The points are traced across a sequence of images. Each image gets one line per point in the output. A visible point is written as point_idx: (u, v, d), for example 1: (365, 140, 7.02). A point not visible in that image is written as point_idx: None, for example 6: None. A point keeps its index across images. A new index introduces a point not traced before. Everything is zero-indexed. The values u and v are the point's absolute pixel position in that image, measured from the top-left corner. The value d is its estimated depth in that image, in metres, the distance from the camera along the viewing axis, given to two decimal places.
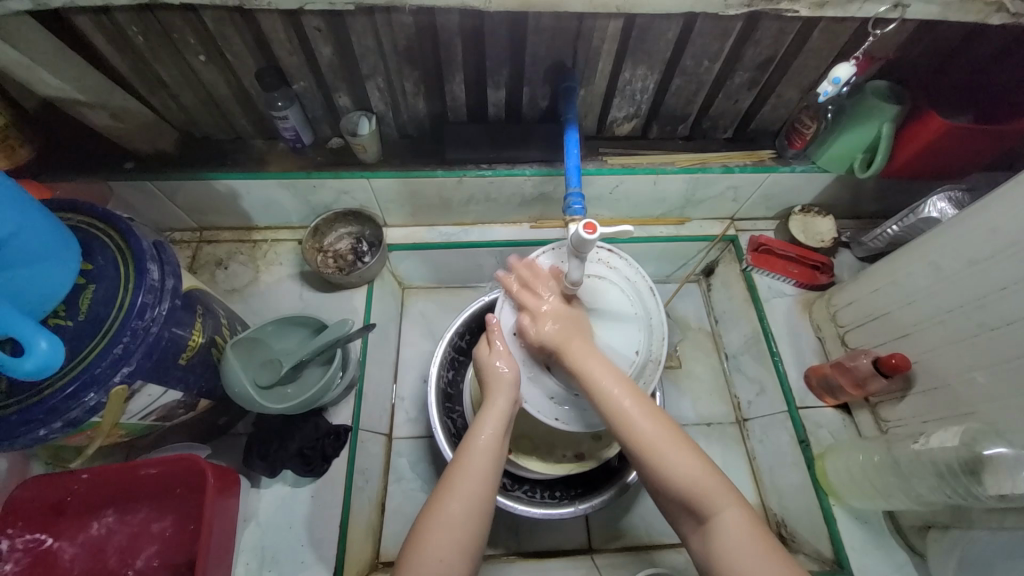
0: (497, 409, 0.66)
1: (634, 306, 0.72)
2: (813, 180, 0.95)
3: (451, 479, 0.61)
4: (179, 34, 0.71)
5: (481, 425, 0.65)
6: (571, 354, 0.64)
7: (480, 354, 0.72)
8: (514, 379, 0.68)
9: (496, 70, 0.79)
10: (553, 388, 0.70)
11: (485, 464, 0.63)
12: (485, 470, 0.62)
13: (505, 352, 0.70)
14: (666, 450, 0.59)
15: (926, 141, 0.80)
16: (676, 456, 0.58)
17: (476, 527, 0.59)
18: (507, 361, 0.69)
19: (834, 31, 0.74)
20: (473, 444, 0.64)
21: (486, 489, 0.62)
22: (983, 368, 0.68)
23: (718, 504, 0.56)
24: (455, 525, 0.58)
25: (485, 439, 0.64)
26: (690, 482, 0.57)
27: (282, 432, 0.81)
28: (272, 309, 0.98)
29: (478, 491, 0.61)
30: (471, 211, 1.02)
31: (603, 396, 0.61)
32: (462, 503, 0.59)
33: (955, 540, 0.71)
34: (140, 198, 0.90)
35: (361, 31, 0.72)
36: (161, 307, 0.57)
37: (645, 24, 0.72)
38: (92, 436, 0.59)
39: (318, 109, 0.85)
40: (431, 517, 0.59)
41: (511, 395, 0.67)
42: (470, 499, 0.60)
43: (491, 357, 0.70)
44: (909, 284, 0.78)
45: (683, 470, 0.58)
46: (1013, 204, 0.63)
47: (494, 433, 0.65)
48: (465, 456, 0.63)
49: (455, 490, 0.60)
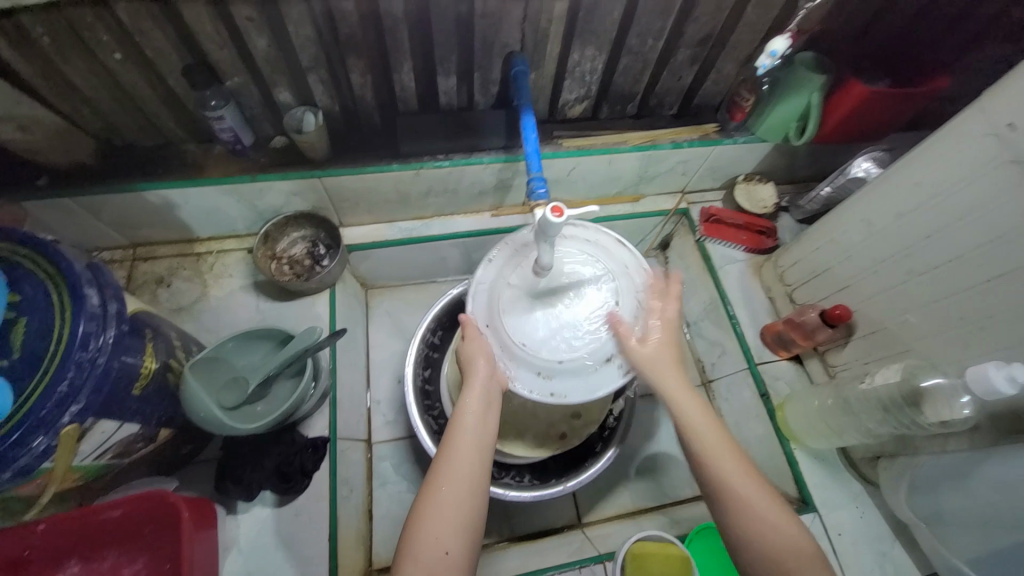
0: (480, 390, 0.65)
1: (601, 262, 0.70)
2: (754, 150, 1.01)
3: (442, 459, 0.60)
4: (89, 31, 0.64)
5: (466, 400, 0.64)
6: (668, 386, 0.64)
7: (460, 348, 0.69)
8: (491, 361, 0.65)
9: (445, 56, 0.77)
10: (538, 362, 0.64)
11: (472, 444, 0.62)
12: (473, 446, 0.62)
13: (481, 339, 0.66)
14: (763, 518, 0.56)
15: (848, 110, 0.87)
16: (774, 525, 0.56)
17: (470, 504, 0.58)
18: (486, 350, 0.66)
19: (766, 6, 0.78)
20: (460, 424, 0.63)
21: (477, 463, 0.61)
22: (914, 310, 0.76)
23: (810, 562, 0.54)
24: (449, 504, 0.58)
25: (471, 416, 0.63)
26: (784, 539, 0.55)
27: (257, 451, 0.76)
28: (227, 325, 0.92)
29: (467, 468, 0.60)
30: (429, 205, 1.00)
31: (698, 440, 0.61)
32: (453, 483, 0.59)
33: (903, 466, 0.79)
34: (59, 218, 0.81)
35: (298, 20, 0.67)
36: (107, 335, 0.52)
37: (590, 4, 0.73)
38: (44, 484, 0.54)
39: (257, 107, 0.80)
40: (425, 500, 0.58)
41: (490, 372, 0.65)
42: (461, 480, 0.59)
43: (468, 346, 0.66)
44: (846, 241, 0.85)
45: (779, 538, 0.55)
46: (931, 161, 0.70)
47: (482, 412, 0.64)
48: (452, 438, 0.62)
49: (445, 472, 0.59)
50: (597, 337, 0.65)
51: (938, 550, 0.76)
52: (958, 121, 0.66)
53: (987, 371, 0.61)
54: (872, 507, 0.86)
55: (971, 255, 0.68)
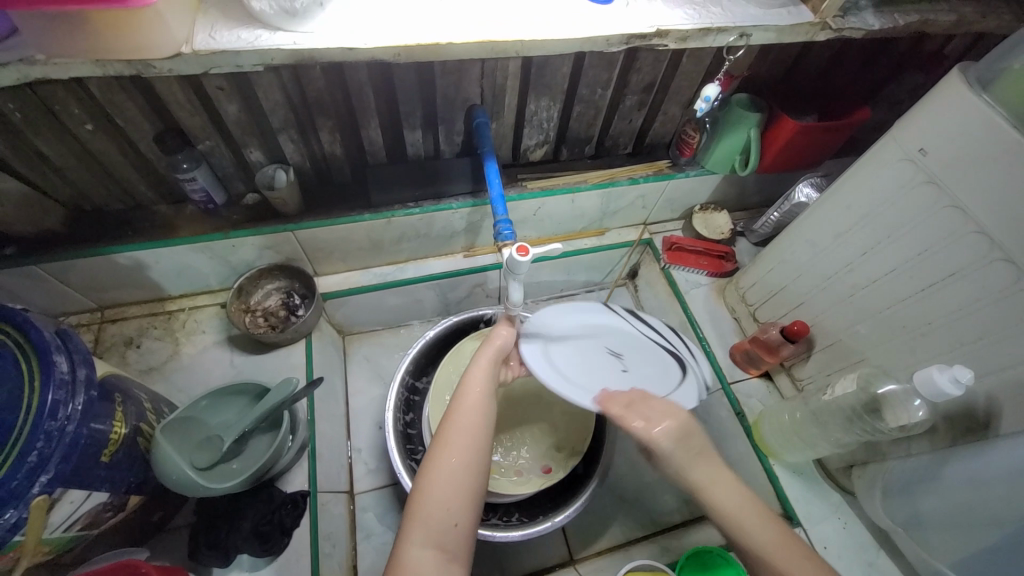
0: (481, 369, 0.68)
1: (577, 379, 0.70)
2: (705, 181, 1.08)
3: (445, 429, 0.60)
4: (61, 106, 0.66)
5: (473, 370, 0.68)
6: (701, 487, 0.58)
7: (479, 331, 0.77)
8: (500, 345, 0.72)
9: (410, 113, 0.82)
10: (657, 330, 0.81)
11: (477, 413, 0.62)
12: (480, 411, 0.62)
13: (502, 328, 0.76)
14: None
15: (785, 141, 0.95)
16: None
17: (473, 469, 0.58)
18: (501, 337, 0.74)
19: (699, 56, 0.86)
20: (463, 395, 0.64)
21: (483, 425, 0.61)
22: (864, 322, 0.82)
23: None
24: (454, 471, 0.57)
25: (474, 386, 0.65)
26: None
27: (231, 513, 0.74)
28: (200, 382, 0.91)
29: (473, 426, 0.60)
30: (403, 250, 1.03)
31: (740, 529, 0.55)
32: (459, 449, 0.58)
33: (875, 474, 0.82)
34: (25, 285, 0.80)
35: (268, 88, 0.71)
36: (76, 402, 0.52)
37: (541, 62, 0.79)
38: (18, 557, 0.51)
39: (228, 166, 0.83)
40: (428, 473, 0.57)
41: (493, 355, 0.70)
42: (465, 445, 0.58)
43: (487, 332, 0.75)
44: (796, 262, 0.91)
45: None
46: (859, 185, 0.76)
47: (486, 387, 0.65)
48: (455, 410, 0.62)
49: (450, 441, 0.59)
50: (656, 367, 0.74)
51: (920, 555, 0.77)
52: (876, 150, 0.73)
53: (933, 374, 0.65)
54: (853, 517, 0.88)
55: (905, 268, 0.74)
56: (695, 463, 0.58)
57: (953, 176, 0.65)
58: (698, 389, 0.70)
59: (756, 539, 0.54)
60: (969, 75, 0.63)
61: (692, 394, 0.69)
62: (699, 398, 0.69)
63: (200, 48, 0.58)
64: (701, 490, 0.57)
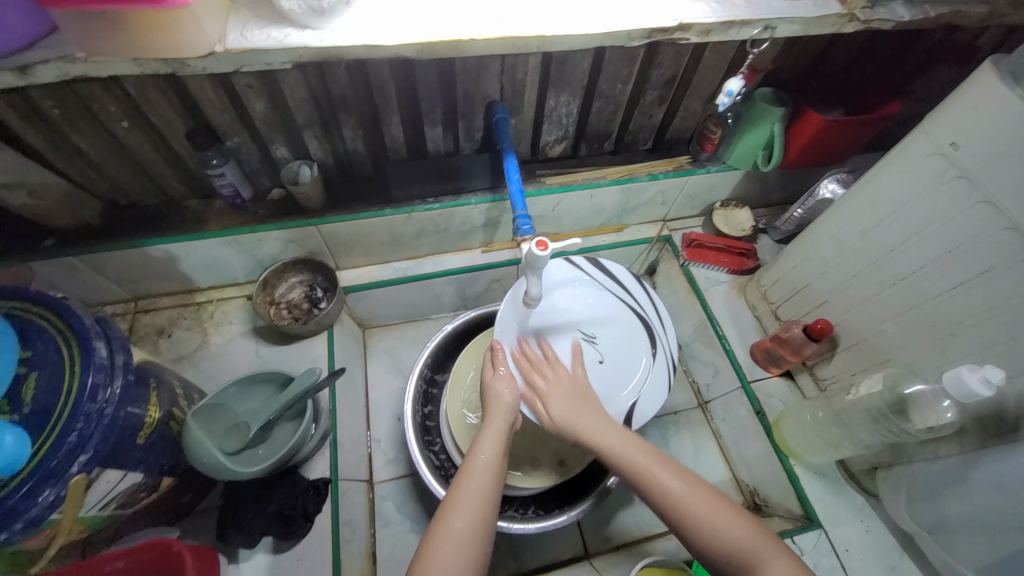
0: (495, 431, 0.68)
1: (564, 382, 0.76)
2: (727, 177, 1.06)
3: (455, 493, 0.62)
4: (98, 103, 0.69)
5: (484, 439, 0.67)
6: (577, 426, 0.69)
7: (485, 378, 0.75)
8: (514, 401, 0.71)
9: (430, 109, 0.83)
10: (632, 307, 0.84)
11: (487, 478, 0.64)
12: (489, 482, 0.63)
13: (507, 376, 0.73)
14: (687, 492, 0.61)
15: (810, 136, 0.93)
16: (710, 509, 0.59)
17: (478, 537, 0.59)
18: (510, 387, 0.72)
19: (722, 50, 0.85)
20: (475, 460, 0.65)
21: (491, 496, 0.62)
22: (890, 320, 0.80)
23: (766, 560, 0.55)
24: (460, 537, 0.58)
25: (487, 452, 0.66)
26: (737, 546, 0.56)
27: (258, 496, 0.76)
28: (227, 371, 0.94)
29: (481, 496, 0.62)
30: (422, 245, 1.04)
31: (614, 455, 0.66)
32: (466, 516, 0.60)
33: (900, 476, 0.80)
34: (65, 276, 0.85)
35: (293, 85, 0.73)
36: (114, 386, 0.54)
37: (561, 57, 0.79)
38: (52, 535, 0.55)
39: (255, 162, 0.85)
40: (434, 536, 0.58)
41: (510, 416, 0.70)
42: (472, 513, 0.60)
43: (495, 378, 0.73)
44: (820, 259, 0.89)
45: (717, 521, 0.58)
46: (888, 180, 0.74)
47: (496, 451, 0.66)
48: (466, 473, 0.64)
49: (459, 505, 0.60)
50: (632, 349, 0.81)
51: (944, 559, 0.76)
52: (905, 145, 0.71)
53: (962, 374, 0.64)
54: (876, 520, 0.86)
55: (933, 266, 0.72)
56: (569, 406, 0.71)
57: (986, 171, 0.63)
58: (665, 376, 0.81)
59: (630, 454, 0.66)
60: (1002, 67, 0.60)
61: (660, 376, 0.81)
62: (668, 381, 0.81)
63: (232, 46, 0.59)
64: (582, 427, 0.69)
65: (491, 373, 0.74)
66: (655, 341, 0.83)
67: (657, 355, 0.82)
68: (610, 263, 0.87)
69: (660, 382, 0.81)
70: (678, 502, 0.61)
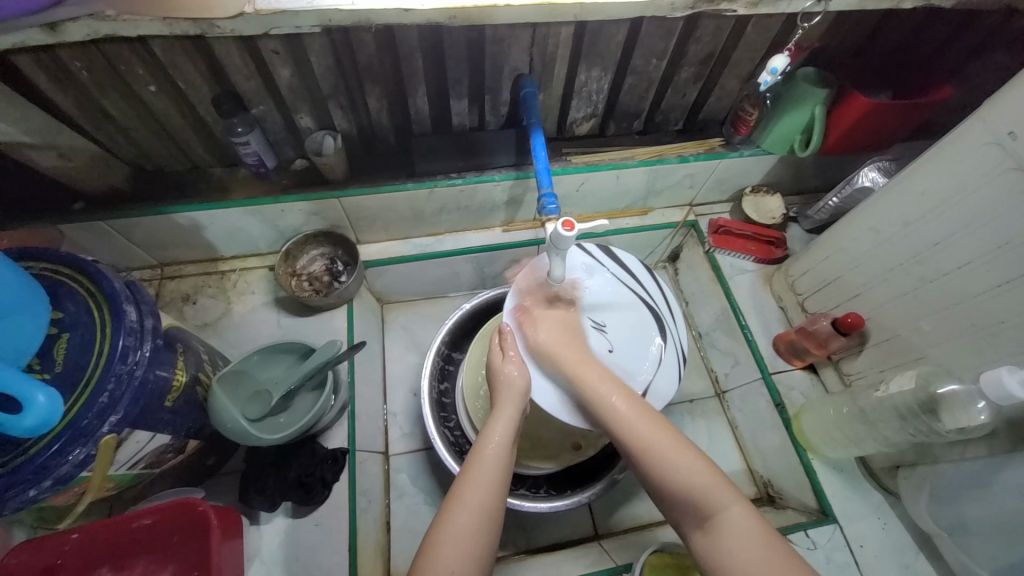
0: (501, 426, 0.68)
1: None
2: (760, 162, 1.02)
3: (460, 489, 0.63)
4: (126, 66, 0.68)
5: (489, 434, 0.67)
6: (567, 360, 0.70)
7: (493, 365, 0.74)
8: (523, 388, 0.71)
9: (457, 81, 0.81)
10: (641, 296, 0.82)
11: (495, 472, 0.64)
12: (495, 477, 0.64)
13: (515, 358, 0.73)
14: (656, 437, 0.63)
15: (853, 120, 0.88)
16: (676, 455, 0.62)
17: (486, 533, 0.60)
18: (520, 368, 0.72)
19: (766, 25, 0.80)
20: (480, 456, 0.65)
21: (497, 493, 0.63)
22: (927, 317, 0.77)
23: (725, 502, 0.58)
24: (467, 535, 0.59)
25: (492, 448, 0.66)
26: (701, 488, 0.59)
27: (278, 463, 0.78)
28: (249, 340, 0.95)
29: (489, 494, 0.62)
30: (443, 221, 1.03)
31: (593, 396, 0.67)
32: (473, 513, 0.60)
33: (921, 477, 0.78)
34: (94, 240, 0.86)
35: (319, 52, 0.71)
36: (143, 349, 0.55)
37: (595, 29, 0.76)
38: (80, 492, 0.57)
39: (279, 131, 0.84)
40: (440, 531, 0.59)
41: (519, 403, 0.70)
42: (478, 510, 0.61)
43: (503, 364, 0.72)
44: (855, 250, 0.86)
45: (683, 467, 0.61)
46: (937, 169, 0.70)
47: (503, 445, 0.67)
48: (471, 469, 0.64)
49: (465, 501, 0.61)
50: (642, 338, 0.78)
51: (962, 562, 0.74)
52: (958, 132, 0.67)
53: (1001, 376, 0.61)
54: (894, 518, 0.85)
55: (979, 263, 0.68)
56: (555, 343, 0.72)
57: None
58: (677, 365, 0.78)
59: (606, 395, 0.67)
60: None
61: (672, 368, 0.78)
62: (679, 374, 0.78)
63: (262, 7, 0.58)
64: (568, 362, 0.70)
65: (500, 359, 0.73)
66: (666, 332, 0.80)
67: (668, 346, 0.79)
68: (622, 253, 0.87)
69: (672, 373, 0.77)
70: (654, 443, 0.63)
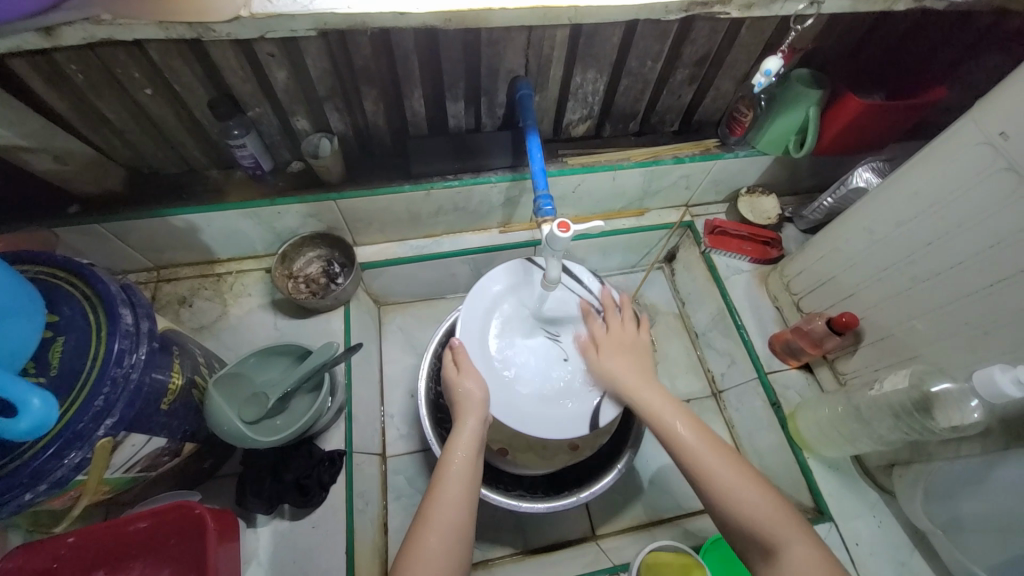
0: (464, 436, 0.70)
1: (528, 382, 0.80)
2: (755, 163, 1.03)
3: (428, 508, 0.62)
4: (122, 69, 0.68)
5: (455, 444, 0.69)
6: (631, 385, 0.73)
7: (450, 378, 0.78)
8: (481, 399, 0.74)
9: (453, 83, 0.81)
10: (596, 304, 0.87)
11: (461, 488, 0.64)
12: (461, 490, 0.64)
13: (470, 372, 0.76)
14: (722, 469, 0.61)
15: (846, 121, 0.89)
16: (741, 487, 0.59)
17: (457, 548, 0.60)
18: (475, 381, 0.75)
19: (760, 27, 0.80)
20: (447, 470, 0.66)
21: (466, 507, 0.63)
22: (920, 317, 0.78)
23: (788, 535, 0.56)
24: (436, 553, 0.58)
25: (462, 460, 0.67)
26: (761, 523, 0.57)
27: (275, 465, 0.78)
28: (246, 342, 0.95)
29: (455, 509, 0.62)
30: (440, 223, 1.03)
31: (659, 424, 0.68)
32: (441, 531, 0.60)
33: (918, 472, 0.78)
34: (90, 242, 0.86)
35: (315, 54, 0.71)
36: (139, 352, 0.55)
37: (591, 30, 0.76)
38: (76, 496, 0.57)
39: (275, 134, 0.84)
40: (413, 547, 0.59)
41: (481, 414, 0.72)
42: (447, 524, 0.61)
43: (460, 379, 0.76)
44: (849, 250, 0.86)
45: (749, 502, 0.58)
46: (928, 170, 0.71)
47: (469, 455, 0.68)
48: (439, 483, 0.65)
49: (433, 518, 0.61)
50: None
51: (958, 560, 0.75)
52: (951, 133, 0.67)
53: (993, 374, 0.62)
54: (889, 516, 0.85)
55: (972, 262, 0.69)
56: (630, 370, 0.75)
57: None
58: None
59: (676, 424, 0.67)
60: None
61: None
62: None
63: (258, 11, 0.58)
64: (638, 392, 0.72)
65: (455, 373, 0.77)
66: None
67: None
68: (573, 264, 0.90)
69: None
70: (711, 470, 0.61)
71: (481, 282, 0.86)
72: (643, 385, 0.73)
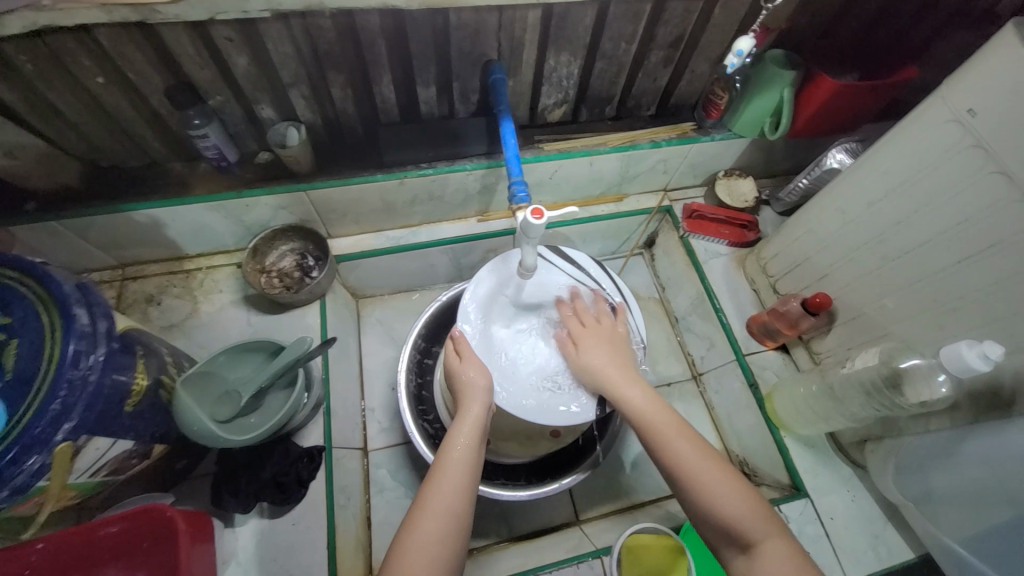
0: (466, 427, 0.68)
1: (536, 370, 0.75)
2: (731, 145, 1.03)
3: (426, 497, 0.61)
4: (70, 57, 0.64)
5: (456, 436, 0.67)
6: (606, 377, 0.71)
7: (451, 368, 0.75)
8: (486, 385, 0.71)
9: (423, 68, 0.78)
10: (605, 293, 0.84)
11: (460, 477, 0.63)
12: (463, 479, 0.63)
13: (473, 360, 0.74)
14: (704, 467, 0.61)
15: (821, 101, 0.89)
16: (723, 489, 0.59)
17: (453, 536, 0.59)
18: (476, 369, 0.72)
19: (733, 7, 0.79)
20: (445, 462, 0.64)
21: (464, 497, 0.62)
22: (890, 295, 0.79)
23: (763, 533, 0.57)
24: (432, 543, 0.57)
25: (462, 447, 0.66)
26: (736, 520, 0.58)
27: (251, 464, 0.77)
28: (219, 340, 0.93)
29: (452, 503, 0.61)
30: (416, 212, 1.01)
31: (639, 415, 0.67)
32: (437, 522, 0.59)
33: (890, 447, 0.81)
34: (49, 241, 0.82)
35: (276, 38, 0.68)
36: (97, 353, 0.53)
37: (563, 12, 0.74)
38: (41, 502, 0.55)
39: (240, 124, 0.81)
40: (409, 535, 0.58)
41: (484, 401, 0.70)
42: (445, 514, 0.60)
43: (461, 367, 0.73)
44: (823, 232, 0.87)
45: (731, 502, 0.59)
46: (899, 150, 0.71)
47: (469, 442, 0.67)
48: (440, 473, 0.63)
49: (430, 507, 0.60)
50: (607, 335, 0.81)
51: (928, 530, 0.77)
52: (920, 112, 0.68)
53: (960, 349, 0.63)
54: (863, 490, 0.88)
55: (940, 240, 0.70)
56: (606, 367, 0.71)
57: (1003, 141, 0.60)
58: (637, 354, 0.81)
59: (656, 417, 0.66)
60: None
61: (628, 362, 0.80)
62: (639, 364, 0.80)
63: None
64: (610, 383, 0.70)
65: (456, 363, 0.74)
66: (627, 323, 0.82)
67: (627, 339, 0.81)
68: (570, 250, 0.87)
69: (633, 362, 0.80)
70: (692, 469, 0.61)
71: (482, 269, 0.82)
72: (619, 373, 0.71)
